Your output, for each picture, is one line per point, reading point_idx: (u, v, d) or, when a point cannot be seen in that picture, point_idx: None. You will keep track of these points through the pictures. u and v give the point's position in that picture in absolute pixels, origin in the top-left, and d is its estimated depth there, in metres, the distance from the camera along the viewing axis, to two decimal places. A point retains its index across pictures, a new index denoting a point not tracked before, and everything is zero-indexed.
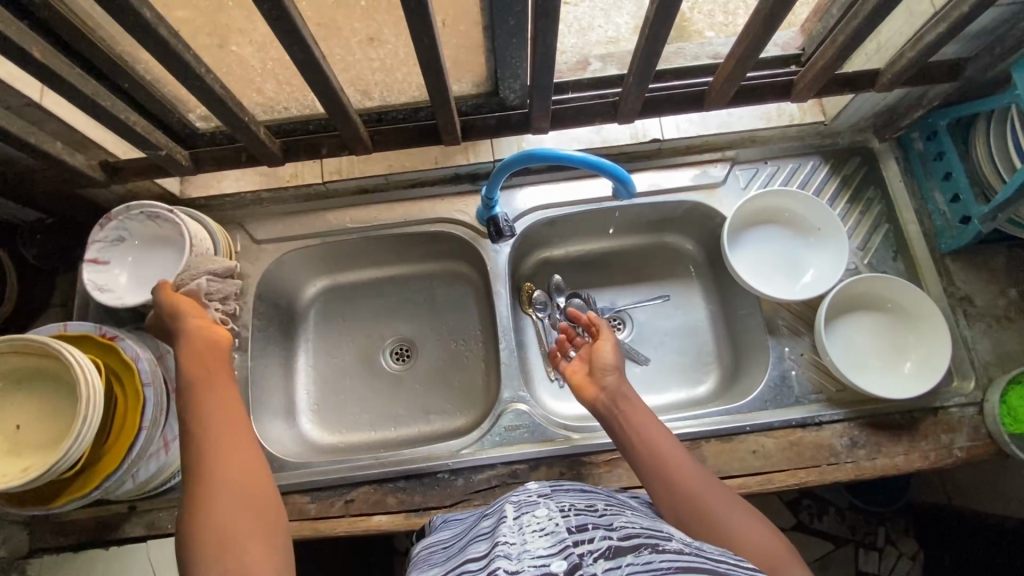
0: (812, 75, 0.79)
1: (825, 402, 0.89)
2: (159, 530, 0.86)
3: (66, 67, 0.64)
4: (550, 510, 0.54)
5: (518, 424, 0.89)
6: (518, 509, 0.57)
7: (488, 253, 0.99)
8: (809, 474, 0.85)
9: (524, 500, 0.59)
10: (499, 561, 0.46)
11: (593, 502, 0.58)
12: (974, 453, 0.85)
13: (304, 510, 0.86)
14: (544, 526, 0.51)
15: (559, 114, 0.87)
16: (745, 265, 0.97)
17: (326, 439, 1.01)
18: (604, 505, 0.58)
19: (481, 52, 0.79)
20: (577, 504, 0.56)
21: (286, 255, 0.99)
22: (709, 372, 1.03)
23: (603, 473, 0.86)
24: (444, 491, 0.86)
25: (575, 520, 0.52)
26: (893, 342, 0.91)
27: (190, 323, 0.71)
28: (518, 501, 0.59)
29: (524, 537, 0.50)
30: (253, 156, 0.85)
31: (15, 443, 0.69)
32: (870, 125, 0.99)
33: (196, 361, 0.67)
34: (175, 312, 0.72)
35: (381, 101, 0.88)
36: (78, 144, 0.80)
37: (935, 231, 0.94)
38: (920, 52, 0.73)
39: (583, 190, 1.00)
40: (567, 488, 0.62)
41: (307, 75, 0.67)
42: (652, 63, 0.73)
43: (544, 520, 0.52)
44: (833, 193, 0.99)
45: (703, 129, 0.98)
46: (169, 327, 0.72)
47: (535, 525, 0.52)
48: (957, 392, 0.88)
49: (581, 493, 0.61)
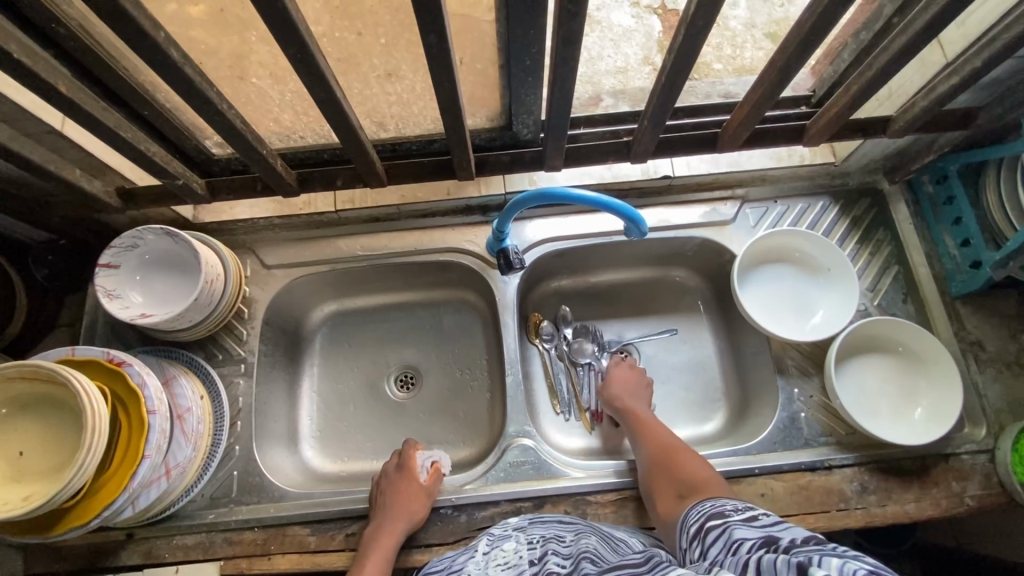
0: (824, 121, 0.80)
1: (835, 445, 0.88)
2: (154, 559, 0.84)
3: (91, 101, 0.65)
4: (518, 543, 0.69)
5: (523, 460, 0.88)
6: (493, 542, 0.72)
7: (496, 284, 0.99)
8: (818, 520, 0.83)
9: (499, 534, 0.74)
10: None
11: (561, 533, 0.70)
12: (985, 501, 0.84)
13: (304, 542, 0.85)
14: (511, 559, 0.66)
15: (572, 150, 0.88)
16: (754, 303, 0.96)
17: (326, 467, 0.99)
18: (572, 534, 0.70)
19: (496, 89, 0.80)
20: (544, 536, 0.69)
21: (295, 281, 0.99)
22: (717, 410, 1.02)
23: (608, 514, 0.84)
24: (446, 526, 0.85)
25: (537, 551, 0.65)
26: (903, 386, 0.91)
27: (391, 517, 0.80)
28: (495, 534, 0.74)
29: (490, 570, 0.65)
30: (267, 186, 0.86)
31: (16, 470, 0.68)
32: (880, 167, 1.00)
33: (389, 538, 0.79)
34: (393, 498, 0.82)
35: (396, 132, 0.89)
36: (96, 170, 0.81)
37: (945, 274, 0.95)
38: (931, 102, 0.74)
39: (593, 224, 1.00)
40: (545, 521, 0.76)
41: (327, 111, 0.68)
42: (668, 105, 0.74)
43: (512, 554, 0.67)
44: (842, 233, 0.99)
45: (715, 168, 0.98)
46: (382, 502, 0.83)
47: (502, 559, 0.67)
48: (968, 439, 0.87)
49: (555, 525, 0.74)
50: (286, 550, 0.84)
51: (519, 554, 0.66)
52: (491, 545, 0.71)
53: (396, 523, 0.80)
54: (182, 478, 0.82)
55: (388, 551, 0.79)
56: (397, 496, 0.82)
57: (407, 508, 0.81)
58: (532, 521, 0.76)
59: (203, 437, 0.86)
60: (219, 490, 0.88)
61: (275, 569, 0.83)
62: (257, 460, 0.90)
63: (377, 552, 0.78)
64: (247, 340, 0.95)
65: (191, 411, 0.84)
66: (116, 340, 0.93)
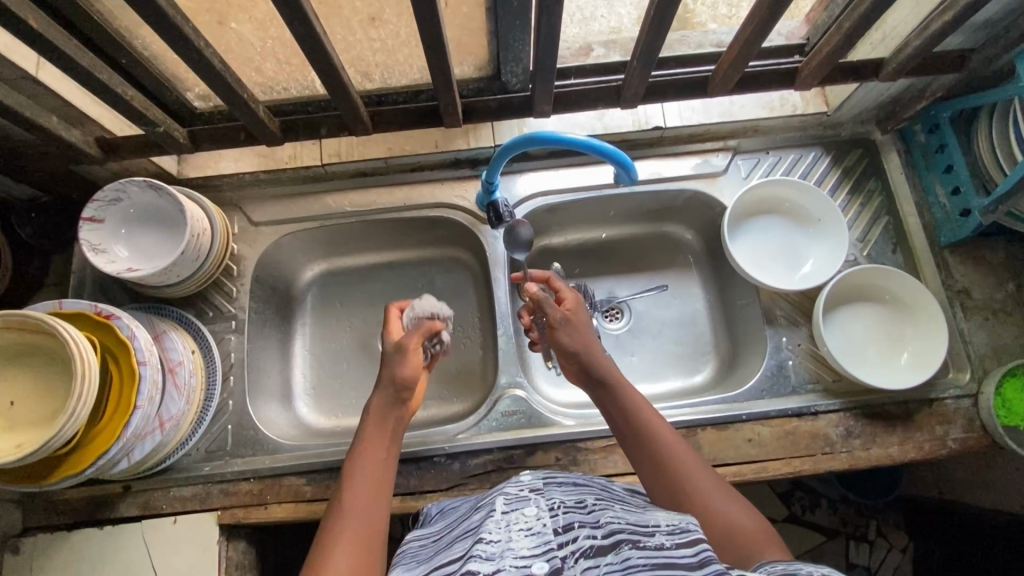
0: (816, 63, 0.79)
1: (822, 392, 0.89)
2: (152, 510, 0.86)
3: (63, 39, 0.63)
4: (540, 509, 0.55)
5: (515, 410, 0.90)
6: (509, 503, 0.57)
7: (487, 239, 0.99)
8: (803, 463, 0.85)
9: (515, 495, 0.59)
10: (480, 558, 0.48)
11: (583, 497, 0.59)
12: (967, 444, 0.86)
13: (300, 492, 0.86)
14: (533, 525, 0.53)
15: (562, 98, 0.86)
16: (745, 254, 0.97)
17: (320, 423, 1.00)
18: (594, 500, 0.59)
19: (483, 35, 0.78)
20: (566, 501, 0.57)
21: (284, 238, 0.99)
22: (706, 362, 1.03)
23: (599, 459, 0.86)
24: (440, 474, 0.86)
25: (563, 519, 0.53)
26: (890, 334, 0.92)
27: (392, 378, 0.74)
28: (509, 494, 0.60)
29: (512, 534, 0.51)
30: (251, 136, 0.84)
31: (7, 419, 0.69)
32: (872, 117, 0.99)
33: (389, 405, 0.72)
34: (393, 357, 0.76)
35: (382, 83, 0.87)
36: (75, 120, 0.79)
37: (935, 223, 0.95)
38: (925, 41, 0.73)
39: (584, 177, 0.99)
40: (560, 482, 0.63)
41: (308, 52, 0.66)
42: (657, 47, 0.73)
43: (533, 519, 0.53)
44: (834, 184, 0.98)
45: (706, 118, 0.97)
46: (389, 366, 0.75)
47: (523, 524, 0.53)
48: (952, 384, 0.89)
49: (572, 488, 0.62)
50: (283, 499, 0.86)
51: (544, 521, 0.53)
52: (509, 507, 0.57)
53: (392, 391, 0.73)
54: (176, 430, 0.83)
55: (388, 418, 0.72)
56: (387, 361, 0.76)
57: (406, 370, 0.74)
58: (548, 482, 0.63)
59: (196, 390, 0.86)
60: (215, 444, 0.89)
61: (272, 518, 0.85)
62: (250, 414, 0.91)
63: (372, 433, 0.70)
64: (237, 297, 0.95)
65: (182, 364, 0.85)
66: (104, 297, 0.93)
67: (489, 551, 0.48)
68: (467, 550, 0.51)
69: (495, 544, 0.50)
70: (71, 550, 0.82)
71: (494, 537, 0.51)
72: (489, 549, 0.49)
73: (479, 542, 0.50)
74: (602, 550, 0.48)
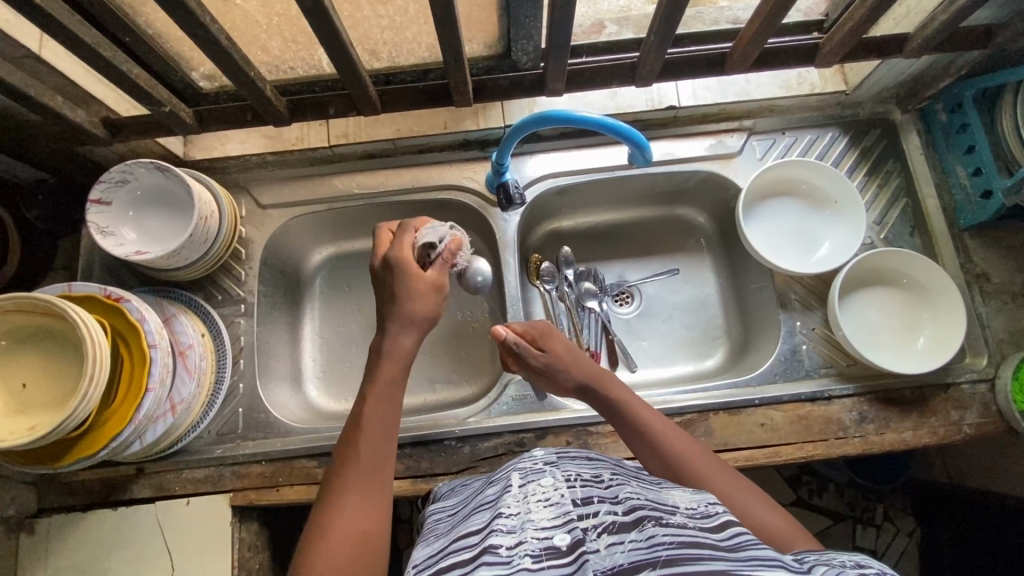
0: (839, 38, 0.76)
1: (834, 376, 0.88)
2: (165, 491, 0.86)
3: (65, 13, 0.62)
4: (557, 479, 0.55)
5: (526, 394, 0.90)
6: (524, 476, 0.57)
7: (497, 223, 0.97)
8: (816, 448, 0.85)
9: (530, 468, 0.59)
10: (499, 535, 0.48)
11: (599, 472, 0.58)
12: (983, 429, 0.85)
13: (311, 474, 0.86)
14: (551, 496, 0.52)
15: (574, 76, 0.84)
16: (759, 237, 0.95)
17: (330, 407, 1.00)
18: (610, 474, 0.58)
19: (493, 12, 0.76)
20: (583, 474, 0.57)
21: (291, 221, 0.98)
22: (717, 347, 1.02)
23: (609, 443, 0.86)
24: (450, 457, 0.86)
25: (581, 492, 0.53)
26: (905, 318, 0.90)
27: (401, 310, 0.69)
28: (524, 468, 0.60)
29: (530, 506, 0.52)
30: (258, 116, 0.83)
31: (20, 402, 0.69)
32: (892, 96, 0.97)
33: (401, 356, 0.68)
34: (398, 293, 0.70)
35: (389, 62, 0.85)
36: (80, 100, 0.78)
37: (954, 206, 0.92)
38: (952, 15, 0.71)
39: (596, 158, 0.97)
40: (573, 456, 0.63)
41: (316, 28, 0.65)
42: (674, 21, 0.70)
43: (551, 490, 0.53)
44: (851, 165, 0.96)
45: (720, 97, 0.94)
46: (396, 308, 0.69)
47: (540, 495, 0.53)
48: (969, 368, 0.88)
49: (586, 462, 0.61)
50: (294, 482, 0.86)
51: (561, 491, 0.53)
52: (524, 480, 0.56)
53: (400, 338, 0.68)
54: (186, 414, 0.83)
55: (398, 361, 0.67)
56: (415, 300, 0.70)
57: (409, 310, 0.69)
58: (560, 456, 0.62)
59: (206, 373, 0.86)
60: (225, 427, 0.89)
61: (284, 500, 0.85)
62: (261, 398, 0.91)
63: (375, 397, 0.65)
64: (246, 280, 0.94)
65: (192, 347, 0.85)
66: (112, 280, 0.92)
67: (510, 525, 0.49)
68: (486, 523, 0.52)
69: (515, 517, 0.50)
70: (85, 530, 0.83)
71: (513, 510, 0.51)
72: (510, 523, 0.49)
73: (498, 517, 0.51)
74: (625, 526, 0.47)
